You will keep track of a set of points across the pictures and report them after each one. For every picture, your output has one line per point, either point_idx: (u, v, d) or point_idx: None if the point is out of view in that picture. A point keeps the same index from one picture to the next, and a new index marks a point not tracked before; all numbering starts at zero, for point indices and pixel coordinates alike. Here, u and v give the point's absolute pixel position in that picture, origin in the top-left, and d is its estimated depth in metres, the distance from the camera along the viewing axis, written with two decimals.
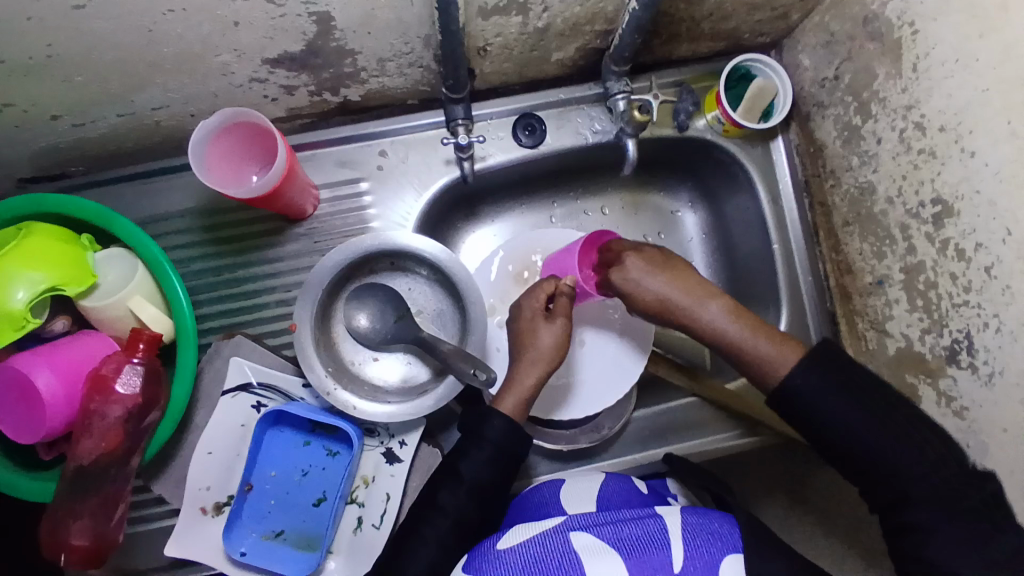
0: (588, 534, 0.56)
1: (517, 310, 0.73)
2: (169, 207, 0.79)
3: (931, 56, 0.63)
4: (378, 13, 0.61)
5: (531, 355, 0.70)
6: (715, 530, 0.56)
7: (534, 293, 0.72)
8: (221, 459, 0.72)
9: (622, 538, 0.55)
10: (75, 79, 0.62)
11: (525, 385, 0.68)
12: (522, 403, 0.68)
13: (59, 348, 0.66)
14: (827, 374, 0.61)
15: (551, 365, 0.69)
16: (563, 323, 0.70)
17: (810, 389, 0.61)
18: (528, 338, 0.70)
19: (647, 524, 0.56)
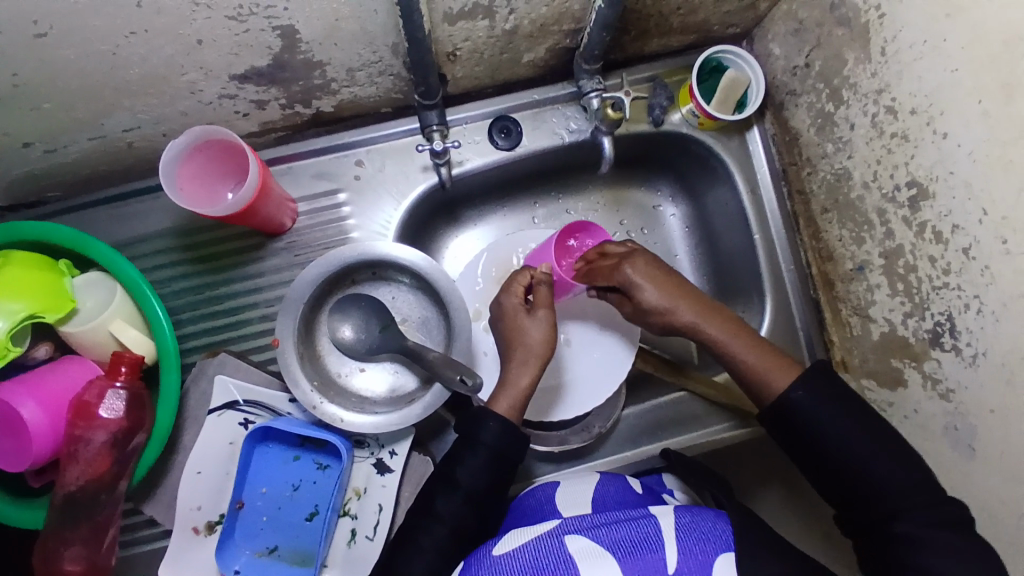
0: (583, 537, 0.56)
1: (498, 309, 0.72)
2: (146, 228, 0.78)
3: (899, 40, 0.63)
4: (343, 25, 0.61)
5: (520, 354, 0.69)
6: (708, 528, 0.56)
7: (508, 291, 0.72)
8: (210, 478, 0.71)
9: (617, 540, 0.55)
10: (43, 107, 0.62)
11: (520, 385, 0.68)
12: (516, 403, 0.68)
13: (41, 376, 0.65)
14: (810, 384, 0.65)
15: (542, 361, 0.69)
16: (547, 315, 0.70)
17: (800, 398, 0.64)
18: (515, 336, 0.70)
19: (641, 525, 0.56)
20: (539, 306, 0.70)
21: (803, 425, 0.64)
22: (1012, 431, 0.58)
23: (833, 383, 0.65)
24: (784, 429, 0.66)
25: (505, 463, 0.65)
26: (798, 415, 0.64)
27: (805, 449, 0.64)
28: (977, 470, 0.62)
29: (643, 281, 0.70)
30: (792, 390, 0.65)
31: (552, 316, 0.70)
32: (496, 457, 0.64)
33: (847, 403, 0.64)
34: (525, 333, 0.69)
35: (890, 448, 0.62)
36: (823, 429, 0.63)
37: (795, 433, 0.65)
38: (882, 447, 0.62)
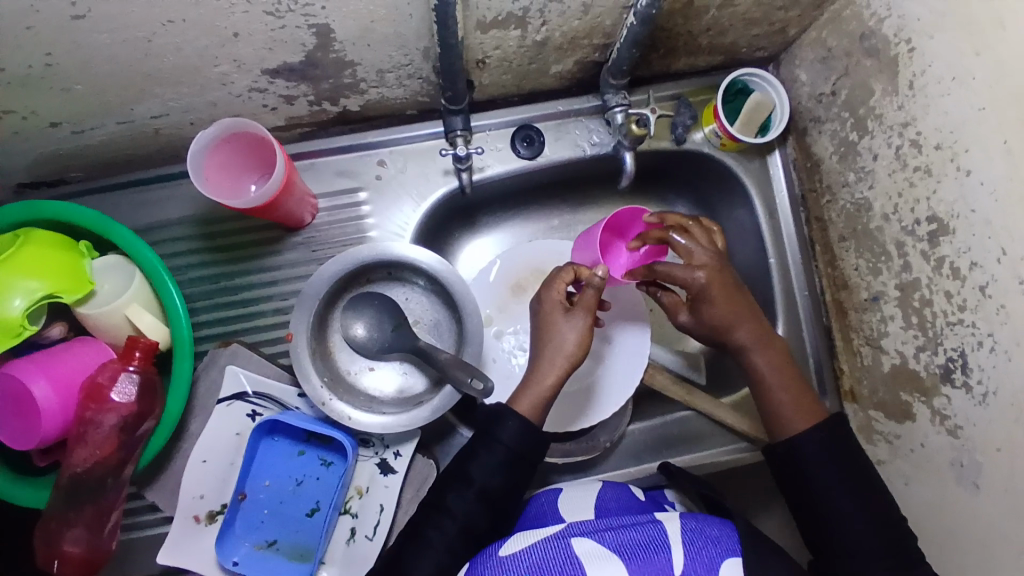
0: (590, 540, 0.56)
1: (538, 304, 0.71)
2: (166, 215, 0.79)
3: (928, 74, 0.63)
4: (377, 27, 0.61)
5: (549, 354, 0.68)
6: (713, 533, 0.56)
7: (551, 288, 0.69)
8: (215, 468, 0.72)
9: (623, 543, 0.55)
10: (74, 88, 0.62)
11: (543, 385, 0.67)
12: (539, 404, 0.67)
13: (55, 357, 0.65)
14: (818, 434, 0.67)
15: (571, 362, 0.67)
16: (585, 317, 0.68)
17: (807, 443, 0.67)
18: (550, 333, 0.68)
19: (647, 528, 0.56)
20: (579, 306, 0.68)
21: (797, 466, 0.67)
22: (1017, 471, 0.58)
23: (837, 430, 0.68)
24: (782, 463, 0.69)
25: (529, 465, 0.66)
26: (792, 454, 0.68)
27: (794, 485, 0.67)
28: (981, 507, 0.62)
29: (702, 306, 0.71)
30: (804, 436, 0.67)
31: (590, 319, 0.68)
32: (504, 463, 0.64)
33: (844, 453, 0.66)
34: (562, 333, 0.68)
35: (864, 484, 0.66)
36: (816, 468, 0.66)
37: (789, 473, 0.68)
38: (862, 486, 0.65)
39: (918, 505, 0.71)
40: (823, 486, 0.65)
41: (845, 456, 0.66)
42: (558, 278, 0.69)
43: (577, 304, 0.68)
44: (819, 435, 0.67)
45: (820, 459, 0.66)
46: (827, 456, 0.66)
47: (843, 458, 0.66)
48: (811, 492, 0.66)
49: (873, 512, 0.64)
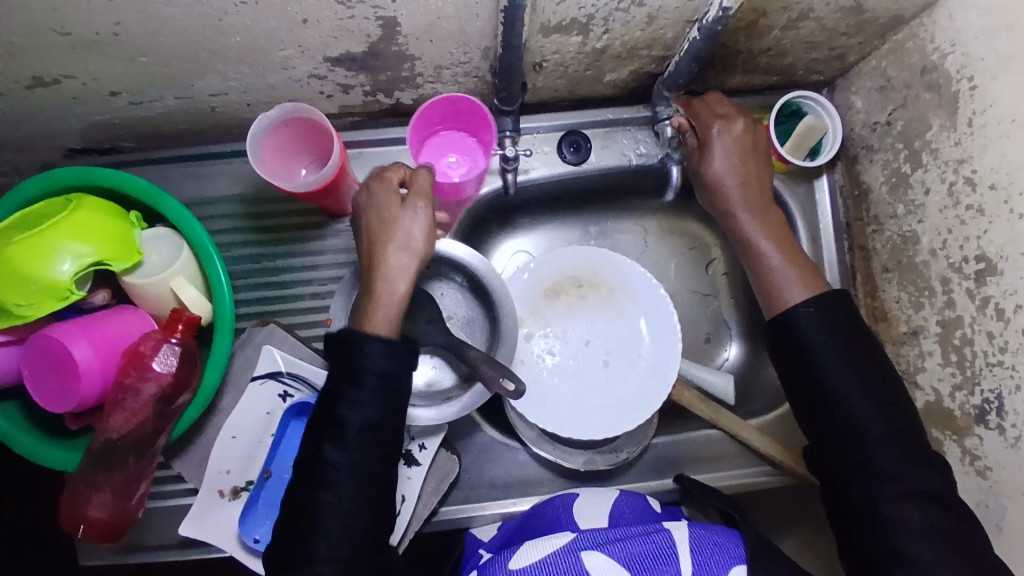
0: (600, 553, 0.56)
1: (367, 203, 0.65)
2: (214, 191, 0.80)
3: (988, 114, 0.63)
4: (442, 23, 0.62)
5: (396, 246, 0.63)
6: (721, 540, 0.58)
7: (381, 182, 0.66)
8: (243, 445, 0.73)
9: (632, 556, 0.56)
10: (138, 59, 0.63)
11: (396, 292, 0.62)
12: (394, 316, 0.61)
13: (98, 322, 0.67)
14: (830, 315, 0.66)
15: (420, 256, 0.64)
16: (425, 206, 0.64)
17: (809, 319, 0.66)
18: (388, 229, 0.63)
19: (655, 539, 0.57)
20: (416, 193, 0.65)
21: (799, 346, 0.66)
22: None
23: (838, 307, 0.66)
24: (782, 344, 0.68)
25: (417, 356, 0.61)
26: (794, 332, 0.66)
27: (788, 360, 0.67)
28: (1005, 550, 0.62)
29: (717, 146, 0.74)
30: (802, 306, 0.67)
31: (429, 207, 0.65)
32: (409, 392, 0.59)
33: (849, 332, 0.65)
34: (401, 225, 0.63)
35: (873, 381, 0.64)
36: (819, 360, 0.64)
37: (788, 351, 0.67)
38: (868, 386, 0.63)
39: None
40: (824, 371, 0.64)
41: (850, 337, 0.65)
42: (388, 171, 0.66)
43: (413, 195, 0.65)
44: (824, 316, 0.66)
45: (823, 338, 0.65)
46: (834, 344, 0.65)
47: (847, 338, 0.65)
48: (816, 378, 0.65)
49: (892, 434, 0.61)
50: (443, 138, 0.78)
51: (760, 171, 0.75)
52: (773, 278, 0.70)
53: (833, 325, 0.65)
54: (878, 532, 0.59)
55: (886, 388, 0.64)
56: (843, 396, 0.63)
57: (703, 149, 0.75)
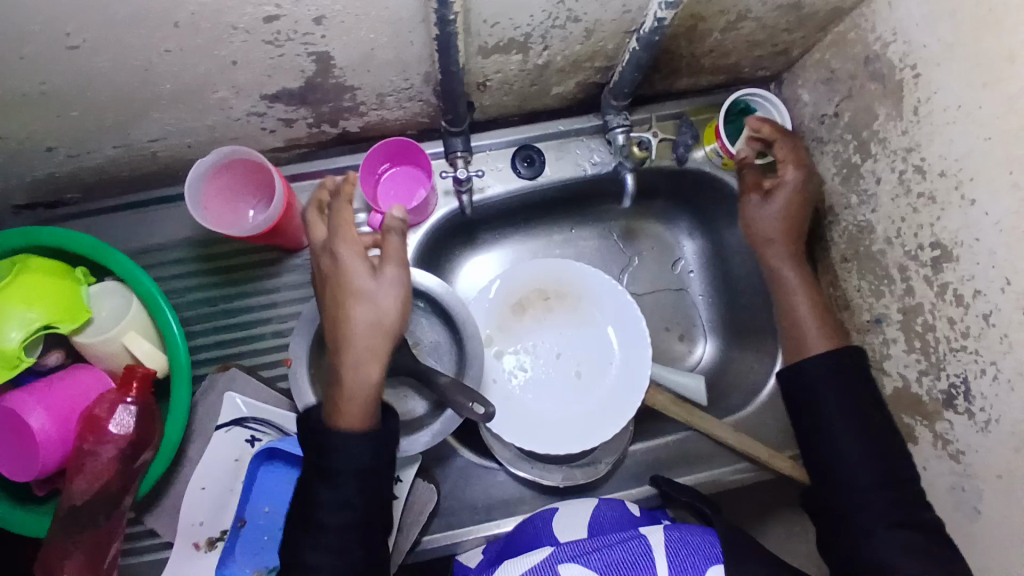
0: (577, 564, 0.56)
1: (334, 262, 0.60)
2: (164, 237, 0.78)
3: (933, 101, 0.63)
4: (378, 53, 0.61)
5: (366, 326, 0.59)
6: (696, 541, 0.58)
7: (348, 240, 0.59)
8: (214, 494, 0.70)
9: (609, 564, 0.55)
10: (71, 114, 0.61)
11: (368, 381, 0.59)
12: (366, 405, 0.59)
13: (53, 386, 0.65)
14: (843, 368, 0.67)
15: (391, 340, 0.60)
16: (398, 272, 0.60)
17: (820, 375, 0.68)
18: (354, 304, 0.59)
19: (630, 544, 0.57)
20: (387, 258, 0.59)
21: (806, 398, 0.68)
22: (1017, 500, 0.59)
23: (846, 360, 0.68)
24: (794, 396, 0.69)
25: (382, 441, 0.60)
26: (803, 384, 0.68)
27: (801, 412, 0.68)
28: (982, 533, 0.63)
29: (782, 195, 0.75)
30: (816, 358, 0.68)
31: (404, 276, 0.60)
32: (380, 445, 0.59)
33: (853, 384, 0.67)
34: (375, 300, 0.59)
35: (875, 430, 0.65)
36: (828, 413, 0.66)
37: (799, 403, 0.68)
38: (871, 436, 0.65)
39: None
40: (829, 423, 0.66)
41: (858, 393, 0.66)
42: (347, 224, 0.60)
43: (385, 260, 0.59)
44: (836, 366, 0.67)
45: (830, 392, 0.66)
46: (839, 395, 0.66)
47: (856, 390, 0.66)
48: (825, 427, 0.66)
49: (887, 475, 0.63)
50: (374, 176, 0.77)
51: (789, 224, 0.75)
52: (796, 327, 0.72)
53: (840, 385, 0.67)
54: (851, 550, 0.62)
55: (882, 431, 0.65)
56: (848, 447, 0.65)
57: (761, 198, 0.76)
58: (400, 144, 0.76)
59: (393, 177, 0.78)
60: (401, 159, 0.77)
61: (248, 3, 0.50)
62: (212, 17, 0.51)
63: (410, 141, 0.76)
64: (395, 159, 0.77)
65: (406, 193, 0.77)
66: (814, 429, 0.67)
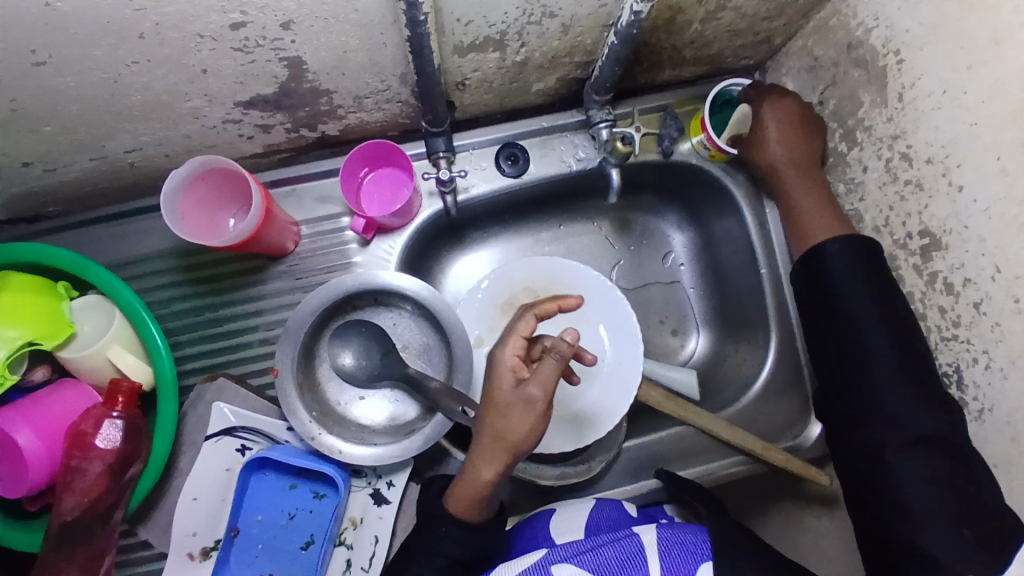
0: (570, 565, 0.55)
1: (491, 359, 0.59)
2: (146, 248, 0.78)
3: (917, 87, 0.61)
4: (351, 56, 0.60)
5: (493, 437, 0.58)
6: (688, 540, 0.57)
7: (512, 344, 0.59)
8: (206, 505, 0.70)
9: (601, 564, 0.55)
10: (43, 130, 0.60)
11: (478, 480, 0.59)
12: (471, 503, 0.62)
13: (39, 403, 0.65)
14: (853, 253, 0.66)
15: (509, 462, 0.58)
16: (542, 397, 0.56)
17: (834, 260, 0.67)
18: (494, 413, 0.57)
19: (622, 543, 0.57)
20: (533, 380, 0.56)
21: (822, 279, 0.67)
22: (1014, 488, 0.58)
23: (868, 248, 0.66)
24: (809, 281, 0.69)
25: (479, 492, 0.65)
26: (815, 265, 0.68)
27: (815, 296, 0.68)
28: None
29: (769, 120, 0.74)
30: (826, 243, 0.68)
31: (544, 401, 0.56)
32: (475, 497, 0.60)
33: (876, 272, 0.65)
34: (508, 415, 0.57)
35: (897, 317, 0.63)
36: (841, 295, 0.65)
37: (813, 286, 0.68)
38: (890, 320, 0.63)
39: None
40: (843, 300, 0.65)
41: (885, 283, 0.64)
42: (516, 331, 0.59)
43: (533, 377, 0.56)
44: (844, 252, 0.66)
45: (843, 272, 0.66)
46: (854, 279, 0.65)
47: (872, 273, 0.65)
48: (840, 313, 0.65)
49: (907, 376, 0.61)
50: (354, 182, 0.76)
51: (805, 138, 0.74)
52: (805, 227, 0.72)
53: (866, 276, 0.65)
54: (880, 484, 0.61)
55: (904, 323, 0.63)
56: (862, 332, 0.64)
57: (756, 129, 0.75)
58: (378, 147, 0.75)
59: (374, 181, 0.77)
60: (380, 162, 0.77)
61: (213, 11, 0.50)
62: (176, 26, 0.50)
63: (390, 143, 0.75)
64: (373, 163, 0.77)
65: (392, 196, 0.76)
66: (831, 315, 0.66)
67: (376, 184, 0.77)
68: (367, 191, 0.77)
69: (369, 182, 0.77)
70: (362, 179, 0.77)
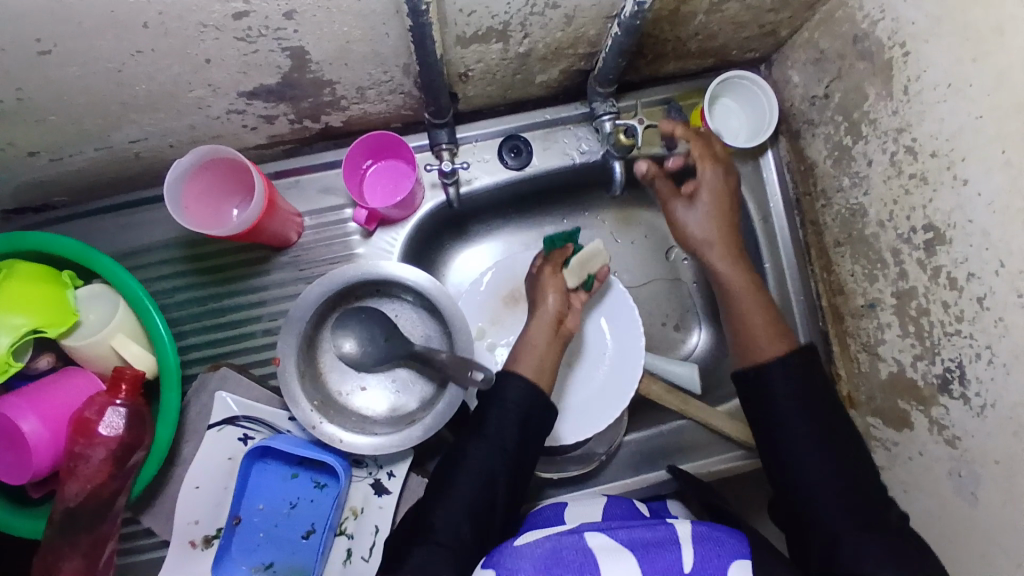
0: (602, 535, 0.57)
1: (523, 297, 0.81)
2: (151, 239, 0.78)
3: (923, 79, 0.61)
4: (353, 47, 0.60)
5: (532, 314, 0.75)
6: (721, 534, 0.57)
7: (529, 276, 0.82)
8: (208, 493, 0.70)
9: (634, 540, 0.56)
10: (49, 119, 0.61)
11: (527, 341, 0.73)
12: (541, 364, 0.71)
13: (44, 390, 0.65)
14: (803, 374, 0.67)
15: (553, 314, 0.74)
16: (550, 268, 0.77)
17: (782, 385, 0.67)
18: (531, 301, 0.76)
19: (657, 528, 0.57)
20: (545, 266, 0.77)
21: (766, 399, 0.67)
22: (1015, 485, 0.57)
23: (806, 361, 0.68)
24: (750, 391, 0.69)
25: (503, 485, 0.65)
26: (758, 382, 0.68)
27: (756, 406, 0.68)
28: (978, 520, 0.61)
29: (704, 190, 0.77)
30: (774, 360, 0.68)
31: (552, 268, 0.77)
32: (508, 486, 0.63)
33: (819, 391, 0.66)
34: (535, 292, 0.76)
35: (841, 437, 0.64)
36: (782, 403, 0.66)
37: (755, 396, 0.68)
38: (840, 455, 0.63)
39: (915, 514, 0.70)
40: (786, 419, 0.65)
41: (816, 396, 0.66)
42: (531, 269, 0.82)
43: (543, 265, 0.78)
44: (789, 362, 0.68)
45: (790, 393, 0.66)
46: (800, 397, 0.66)
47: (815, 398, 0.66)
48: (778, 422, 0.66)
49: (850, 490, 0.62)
50: (357, 175, 0.77)
51: (727, 210, 0.78)
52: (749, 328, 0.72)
53: (794, 370, 0.67)
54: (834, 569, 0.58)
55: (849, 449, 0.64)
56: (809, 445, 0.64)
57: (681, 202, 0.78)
58: (376, 138, 0.74)
59: (377, 173, 0.77)
60: (381, 152, 0.77)
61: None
62: (180, 16, 0.51)
63: (392, 134, 0.75)
64: (375, 154, 0.77)
65: (394, 186, 0.76)
66: (775, 427, 0.66)
67: (379, 176, 0.77)
68: (369, 185, 0.77)
69: (372, 175, 0.77)
70: (364, 173, 0.77)
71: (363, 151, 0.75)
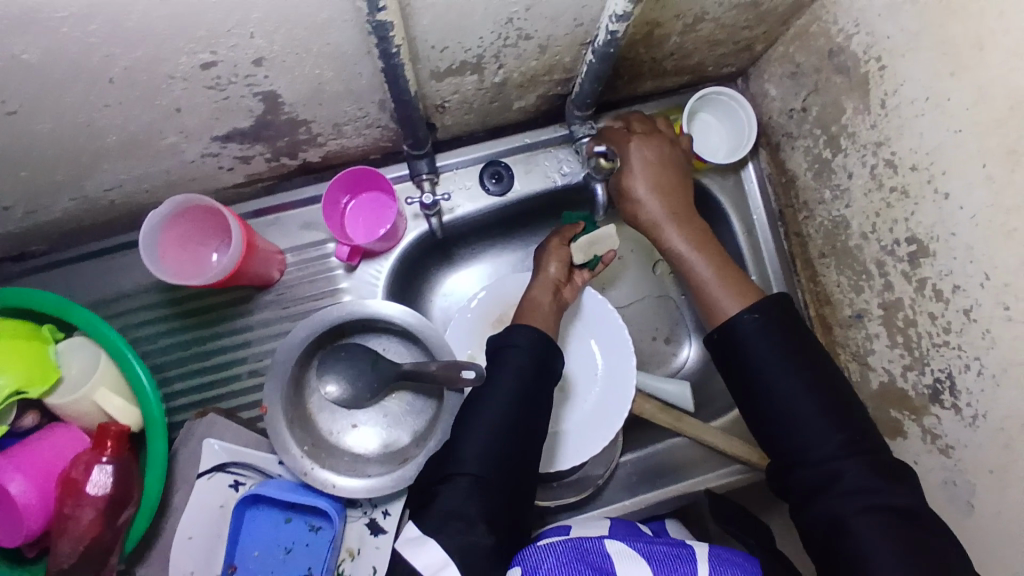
0: (620, 543, 0.54)
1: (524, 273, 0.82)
2: (132, 283, 0.77)
3: (900, 93, 0.61)
4: (327, 87, 0.59)
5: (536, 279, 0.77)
6: (740, 559, 0.55)
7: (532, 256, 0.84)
8: (203, 542, 0.67)
9: (651, 552, 0.54)
10: (20, 174, 0.59)
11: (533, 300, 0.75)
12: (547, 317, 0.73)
13: (29, 450, 0.64)
14: (777, 331, 0.63)
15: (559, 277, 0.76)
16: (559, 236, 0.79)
17: (756, 336, 0.63)
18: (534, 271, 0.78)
19: (676, 546, 0.55)
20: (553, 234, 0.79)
21: (742, 365, 0.64)
22: (1009, 495, 0.57)
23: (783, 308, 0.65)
24: (724, 351, 0.66)
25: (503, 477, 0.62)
26: (730, 337, 0.65)
27: (735, 375, 0.65)
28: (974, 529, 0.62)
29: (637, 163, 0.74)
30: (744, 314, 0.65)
31: (561, 235, 0.79)
32: None
33: (801, 346, 0.63)
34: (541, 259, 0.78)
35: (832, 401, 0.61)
36: (762, 363, 0.63)
37: (728, 356, 0.65)
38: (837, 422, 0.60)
39: None
40: (767, 379, 0.62)
41: (793, 350, 0.63)
42: None
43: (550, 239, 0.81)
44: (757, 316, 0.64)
45: (765, 349, 0.63)
46: (778, 352, 0.63)
47: (795, 350, 0.63)
48: (762, 385, 0.63)
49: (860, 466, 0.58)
50: (337, 211, 0.76)
51: (676, 180, 0.74)
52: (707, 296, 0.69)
53: (769, 325, 0.64)
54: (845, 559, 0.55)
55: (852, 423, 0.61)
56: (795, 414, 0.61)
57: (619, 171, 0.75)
58: (353, 173, 0.73)
59: (357, 207, 0.76)
60: (361, 186, 0.76)
61: (182, 52, 0.49)
62: (147, 69, 0.50)
63: (369, 167, 0.74)
64: (353, 189, 0.76)
65: (376, 218, 0.76)
66: (761, 398, 0.63)
67: (360, 211, 0.76)
68: (349, 220, 0.76)
69: (352, 209, 0.76)
70: (344, 209, 0.76)
71: (342, 187, 0.74)
